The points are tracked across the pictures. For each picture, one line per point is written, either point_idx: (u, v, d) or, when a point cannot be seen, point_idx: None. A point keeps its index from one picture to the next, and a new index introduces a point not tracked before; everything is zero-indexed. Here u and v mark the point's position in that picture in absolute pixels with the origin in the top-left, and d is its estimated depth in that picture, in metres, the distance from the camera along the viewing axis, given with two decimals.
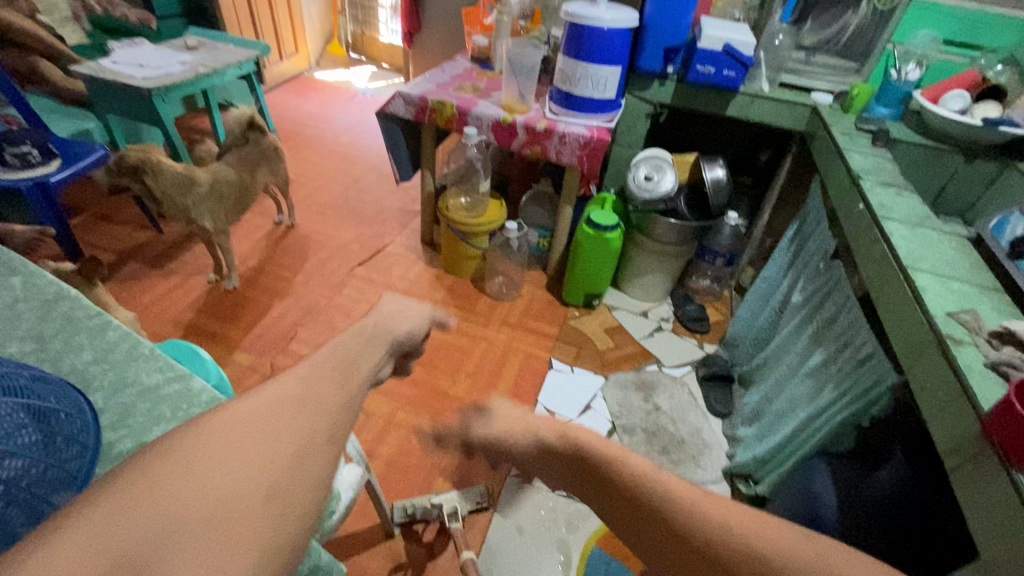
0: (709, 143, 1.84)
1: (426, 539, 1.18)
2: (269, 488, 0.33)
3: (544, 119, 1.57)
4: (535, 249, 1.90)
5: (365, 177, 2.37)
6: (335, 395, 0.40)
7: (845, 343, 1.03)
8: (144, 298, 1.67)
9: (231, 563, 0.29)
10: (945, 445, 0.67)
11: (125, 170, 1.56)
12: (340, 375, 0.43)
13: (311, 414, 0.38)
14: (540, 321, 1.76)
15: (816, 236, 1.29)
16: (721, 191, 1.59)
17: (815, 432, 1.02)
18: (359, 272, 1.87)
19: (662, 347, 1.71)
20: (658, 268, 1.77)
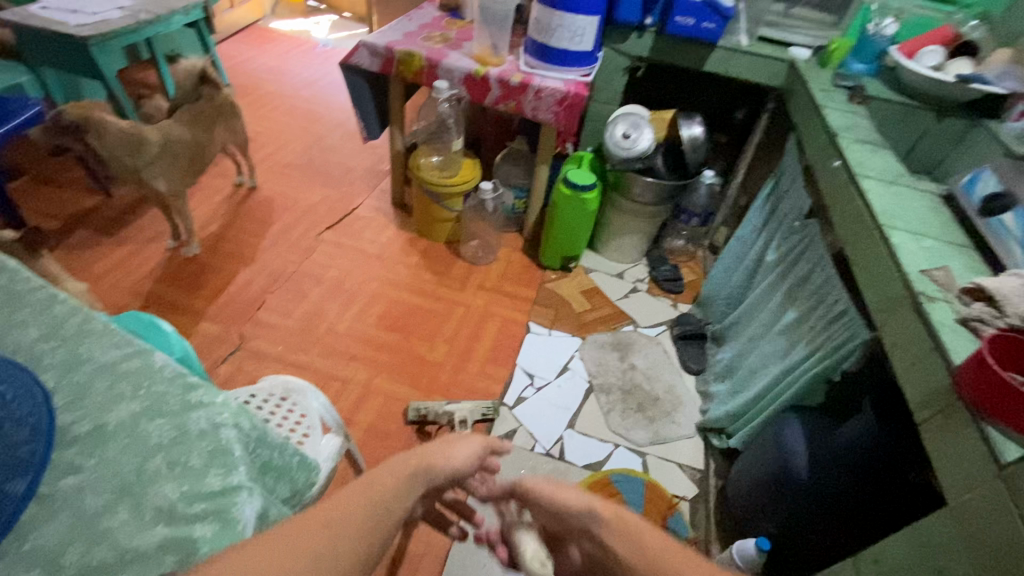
0: (685, 100, 1.80)
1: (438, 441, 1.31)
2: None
3: (519, 72, 1.50)
4: (511, 211, 1.86)
5: (330, 135, 2.26)
6: (353, 540, 0.46)
7: (818, 301, 1.04)
8: (97, 268, 1.57)
9: None
10: (915, 399, 0.70)
11: (65, 130, 1.45)
12: (374, 513, 0.49)
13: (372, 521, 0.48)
14: (516, 284, 1.74)
15: (791, 195, 1.29)
16: (698, 149, 1.57)
17: (788, 388, 1.05)
18: (328, 237, 1.79)
19: (638, 308, 1.73)
20: (634, 229, 1.76)
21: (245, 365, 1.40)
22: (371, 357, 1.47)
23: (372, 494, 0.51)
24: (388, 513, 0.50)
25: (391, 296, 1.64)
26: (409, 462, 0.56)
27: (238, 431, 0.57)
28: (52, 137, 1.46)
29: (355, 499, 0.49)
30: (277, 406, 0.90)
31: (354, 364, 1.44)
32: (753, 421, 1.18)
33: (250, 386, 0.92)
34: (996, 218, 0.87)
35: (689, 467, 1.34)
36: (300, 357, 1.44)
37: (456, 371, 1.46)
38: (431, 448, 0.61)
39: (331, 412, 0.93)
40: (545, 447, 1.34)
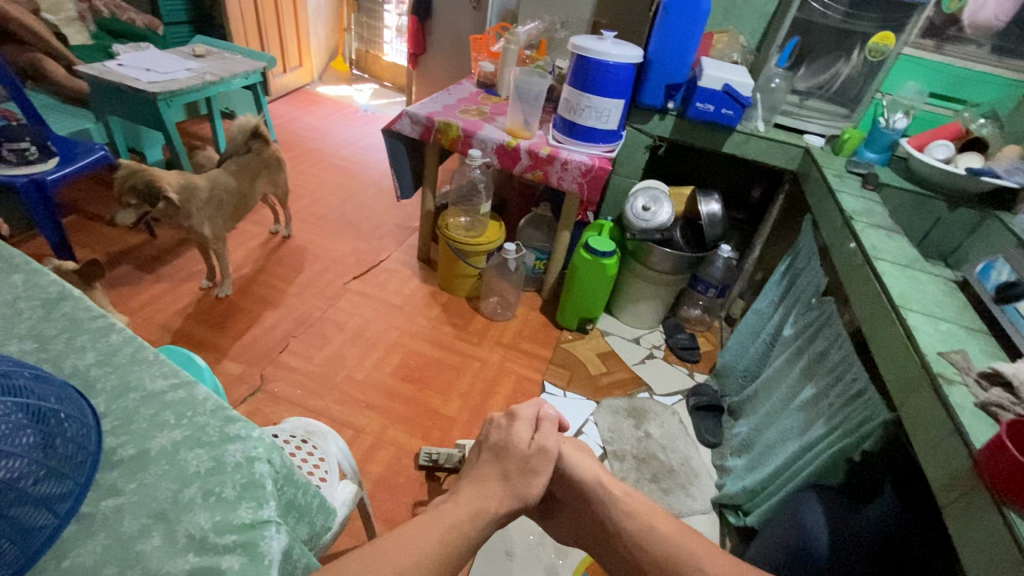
0: (704, 177, 1.89)
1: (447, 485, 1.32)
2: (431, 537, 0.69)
3: (548, 145, 1.62)
4: (531, 271, 1.91)
5: (364, 191, 2.39)
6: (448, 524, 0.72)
7: (836, 378, 1.05)
8: (133, 303, 1.64)
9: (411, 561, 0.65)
10: (937, 481, 0.69)
11: (148, 196, 1.49)
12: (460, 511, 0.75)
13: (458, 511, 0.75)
14: (533, 343, 1.77)
15: (808, 272, 1.33)
16: (716, 224, 1.64)
17: (806, 464, 1.04)
18: (354, 286, 1.86)
19: (653, 375, 1.73)
20: (651, 296, 1.80)
21: (263, 407, 1.42)
22: (385, 407, 1.48)
23: (447, 528, 0.71)
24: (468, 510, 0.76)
25: (410, 347, 1.67)
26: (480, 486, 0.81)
27: (270, 466, 0.59)
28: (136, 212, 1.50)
29: (433, 522, 0.71)
30: (298, 448, 0.91)
31: (369, 413, 1.45)
32: (770, 500, 1.16)
33: (271, 428, 0.93)
34: (1011, 305, 0.89)
35: None
36: (316, 402, 1.46)
37: (469, 426, 1.46)
38: (494, 484, 0.83)
39: (348, 457, 0.94)
40: None
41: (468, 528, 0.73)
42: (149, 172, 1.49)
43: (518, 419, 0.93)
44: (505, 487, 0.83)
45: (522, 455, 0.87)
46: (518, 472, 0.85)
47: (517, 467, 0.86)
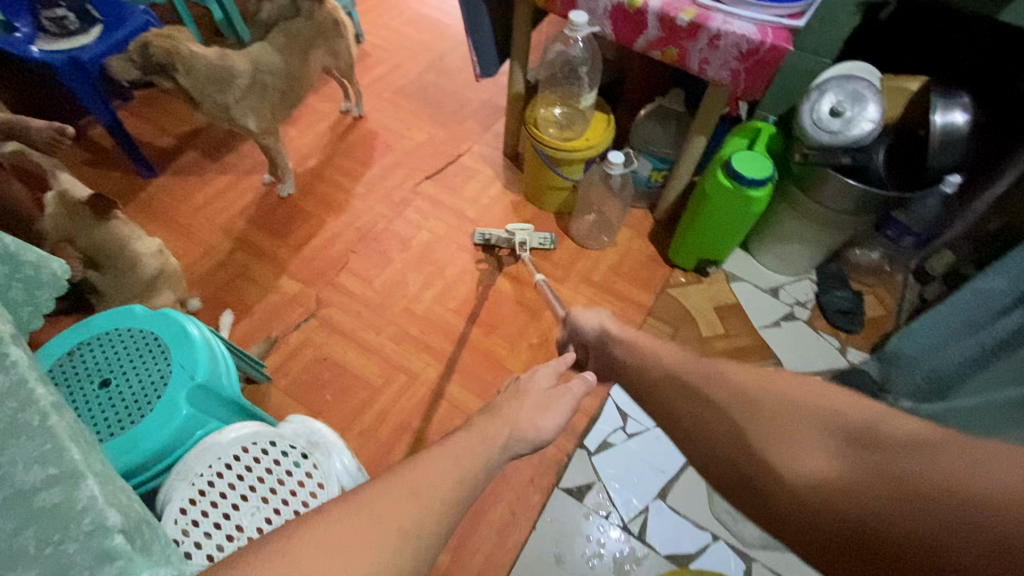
0: (955, 54, 1.16)
1: None
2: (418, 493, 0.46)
3: (693, 6, 1.05)
4: (645, 185, 1.45)
5: (449, 55, 1.94)
6: (443, 494, 0.48)
7: None
8: (197, 198, 1.53)
9: (402, 517, 0.44)
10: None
11: (152, 65, 1.22)
12: (462, 473, 0.52)
13: (463, 447, 0.55)
14: (630, 283, 1.41)
15: None
16: (952, 147, 1.03)
17: None
18: (425, 189, 1.57)
19: (785, 345, 1.32)
20: (809, 237, 1.29)
21: (315, 337, 1.29)
22: (444, 350, 1.28)
23: (463, 460, 0.53)
24: (473, 475, 0.53)
25: (482, 277, 1.40)
26: (498, 432, 0.61)
27: None
28: (137, 70, 1.24)
29: (439, 449, 0.53)
30: (296, 465, 0.76)
31: (425, 356, 1.28)
32: None
33: (269, 434, 0.77)
34: None
35: None
36: (371, 336, 1.30)
37: None
38: (518, 410, 0.66)
39: (356, 478, 0.77)
40: (622, 518, 1.08)
41: (472, 477, 0.52)
42: (168, 45, 1.20)
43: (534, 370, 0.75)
44: (504, 429, 0.62)
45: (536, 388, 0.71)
46: (532, 409, 0.67)
47: (537, 399, 0.69)
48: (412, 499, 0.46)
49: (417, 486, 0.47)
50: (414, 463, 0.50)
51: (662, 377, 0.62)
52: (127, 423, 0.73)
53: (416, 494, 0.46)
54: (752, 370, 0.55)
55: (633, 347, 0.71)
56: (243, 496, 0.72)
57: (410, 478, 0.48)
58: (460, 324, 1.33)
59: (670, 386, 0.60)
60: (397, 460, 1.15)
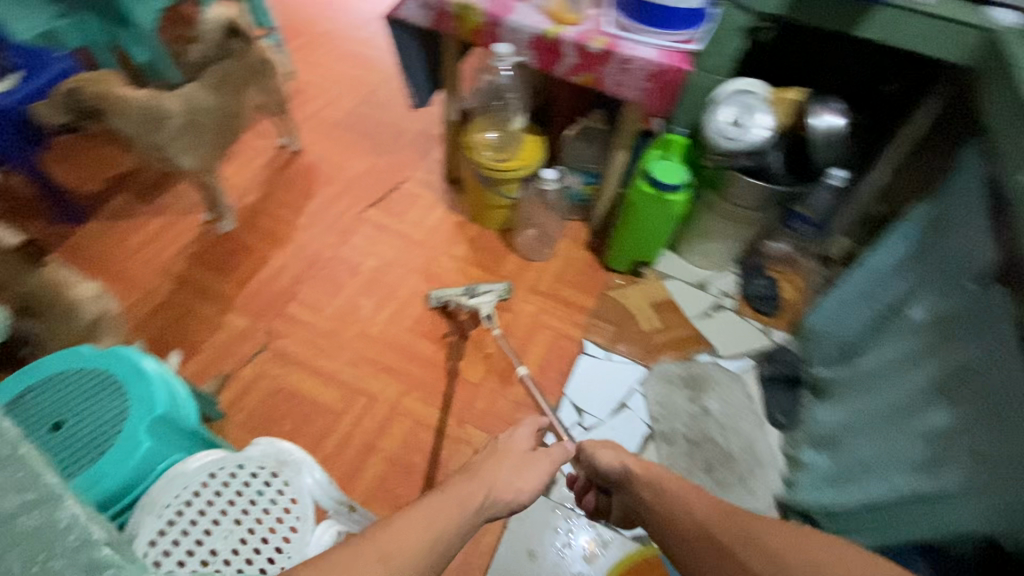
0: (824, 67, 1.36)
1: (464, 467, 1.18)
2: (382, 555, 0.53)
3: (602, 35, 1.18)
4: (577, 198, 1.57)
5: (381, 88, 2.01)
6: (416, 544, 0.57)
7: (992, 419, 0.75)
8: (131, 242, 1.49)
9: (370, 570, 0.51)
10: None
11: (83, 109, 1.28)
12: (432, 528, 0.60)
13: (437, 505, 0.63)
14: (574, 289, 1.50)
15: (965, 233, 0.93)
16: (832, 146, 1.21)
17: (924, 523, 0.81)
18: (369, 217, 1.61)
19: (716, 332, 1.45)
20: (726, 232, 1.44)
21: (270, 369, 1.29)
22: (402, 369, 1.31)
23: (433, 517, 0.61)
24: (444, 535, 0.60)
25: (433, 295, 1.45)
26: (475, 490, 0.69)
27: None
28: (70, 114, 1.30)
29: (419, 507, 0.62)
30: (267, 483, 0.76)
31: (383, 377, 1.30)
32: (862, 532, 0.94)
33: (233, 461, 0.77)
34: None
35: None
36: (326, 363, 1.31)
37: (495, 396, 1.29)
38: (495, 471, 0.75)
39: (329, 489, 0.78)
40: None
41: (444, 531, 0.60)
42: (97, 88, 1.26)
43: (515, 432, 0.86)
44: (479, 484, 0.71)
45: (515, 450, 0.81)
46: (512, 469, 0.77)
47: (515, 462, 0.79)
48: (382, 563, 0.53)
49: (388, 552, 0.54)
50: (390, 524, 0.57)
51: (696, 531, 0.66)
52: (83, 463, 0.72)
53: (385, 559, 0.53)
54: (789, 531, 0.60)
55: (658, 488, 0.76)
56: (214, 522, 0.72)
57: (380, 541, 0.55)
58: (416, 342, 1.37)
59: (701, 544, 0.65)
60: (364, 481, 1.16)
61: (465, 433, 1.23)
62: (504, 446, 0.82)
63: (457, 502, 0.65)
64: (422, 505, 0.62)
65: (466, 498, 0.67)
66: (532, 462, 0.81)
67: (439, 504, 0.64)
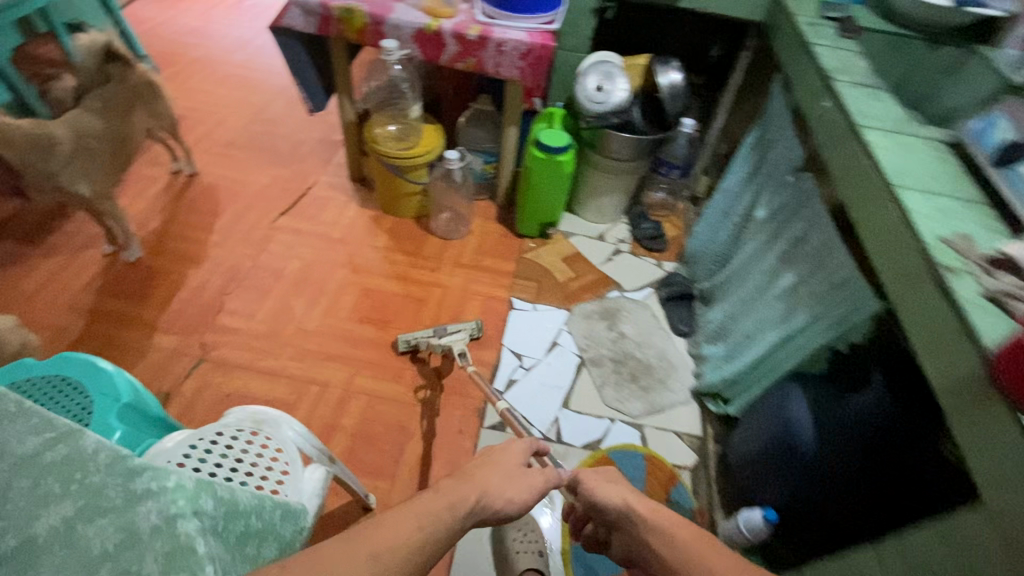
0: (662, 38, 1.64)
1: (423, 424, 1.27)
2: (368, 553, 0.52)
3: (476, 24, 1.35)
4: (480, 177, 1.72)
5: (271, 105, 2.04)
6: (398, 555, 0.54)
7: (818, 264, 0.99)
8: (26, 286, 1.40)
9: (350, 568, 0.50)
10: (992, 471, 0.56)
11: None
12: (415, 528, 0.57)
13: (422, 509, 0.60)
14: (493, 258, 1.64)
15: (782, 144, 1.20)
16: (679, 97, 1.46)
17: (788, 356, 1.02)
18: (284, 224, 1.64)
19: (621, 271, 1.67)
20: (612, 186, 1.67)
21: (211, 379, 1.29)
22: (347, 353, 1.37)
23: (424, 513, 0.60)
24: (429, 537, 0.58)
25: (363, 284, 1.52)
26: (466, 495, 0.66)
27: (199, 522, 0.49)
28: None
29: (406, 508, 0.59)
30: (249, 442, 0.81)
31: (330, 364, 1.35)
32: (753, 388, 1.16)
33: (212, 430, 0.81)
34: (1010, 168, 0.78)
35: (686, 434, 1.31)
36: (269, 363, 1.34)
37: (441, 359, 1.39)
38: (490, 476, 0.71)
39: (309, 439, 0.85)
40: (541, 430, 1.29)
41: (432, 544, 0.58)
42: None
43: (508, 445, 0.79)
44: (469, 486, 0.68)
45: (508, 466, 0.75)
46: (503, 480, 0.72)
47: (508, 470, 0.74)
48: (369, 561, 0.52)
49: (375, 552, 0.53)
50: (370, 531, 0.54)
51: None
52: None
53: (374, 558, 0.52)
54: None
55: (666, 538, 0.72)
56: None
57: (366, 543, 0.53)
58: (356, 328, 1.43)
59: None
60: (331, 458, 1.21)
61: (418, 396, 1.32)
62: (497, 455, 0.77)
63: (448, 503, 0.63)
64: (407, 513, 0.59)
65: (456, 503, 0.63)
66: (529, 482, 0.76)
67: (422, 505, 0.61)
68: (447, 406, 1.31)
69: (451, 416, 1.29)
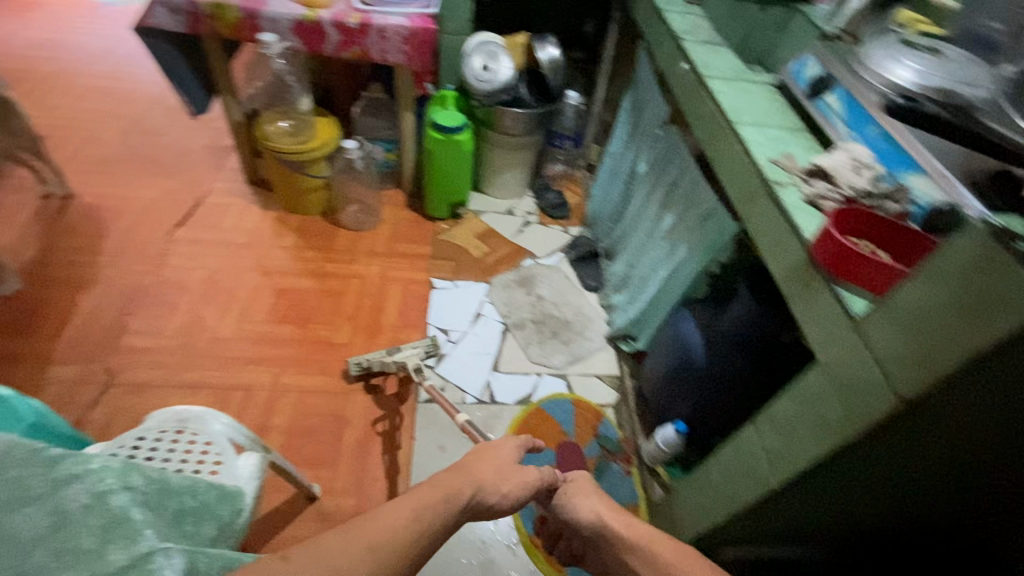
0: (538, 18, 1.74)
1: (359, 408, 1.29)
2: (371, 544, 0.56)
3: (355, 12, 1.37)
4: (384, 165, 1.74)
5: (149, 115, 1.92)
6: (395, 544, 0.58)
7: (689, 202, 1.13)
8: None
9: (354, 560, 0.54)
10: (821, 333, 0.69)
11: None
12: (416, 519, 0.61)
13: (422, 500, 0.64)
14: (407, 243, 1.67)
15: (651, 103, 1.34)
16: (559, 70, 1.57)
17: (675, 286, 1.16)
18: (181, 236, 1.57)
19: (532, 240, 1.76)
20: (513, 161, 1.75)
21: (124, 402, 1.23)
22: (270, 354, 1.36)
23: (419, 500, 0.64)
24: (425, 525, 0.62)
25: (277, 285, 1.50)
26: (462, 487, 0.70)
27: (128, 495, 0.55)
28: None
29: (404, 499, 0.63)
30: (176, 441, 0.81)
31: (254, 367, 1.33)
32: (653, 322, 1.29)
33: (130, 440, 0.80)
34: (820, 100, 0.94)
35: (607, 376, 1.43)
36: (187, 375, 1.30)
37: (368, 345, 1.41)
38: (484, 472, 0.76)
39: (240, 429, 0.85)
40: (475, 396, 1.36)
41: (428, 530, 0.62)
42: None
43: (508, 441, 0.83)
44: (467, 480, 0.72)
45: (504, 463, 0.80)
46: (496, 475, 0.77)
47: (502, 467, 0.79)
48: (370, 553, 0.56)
49: (373, 540, 0.57)
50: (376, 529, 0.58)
51: None
52: None
53: (372, 548, 0.56)
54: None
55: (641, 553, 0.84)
56: None
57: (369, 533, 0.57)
58: (276, 328, 1.41)
59: None
60: None
61: (351, 384, 1.33)
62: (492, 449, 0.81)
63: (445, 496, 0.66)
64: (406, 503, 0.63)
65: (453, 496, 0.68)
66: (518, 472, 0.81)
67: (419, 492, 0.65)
68: (380, 388, 1.33)
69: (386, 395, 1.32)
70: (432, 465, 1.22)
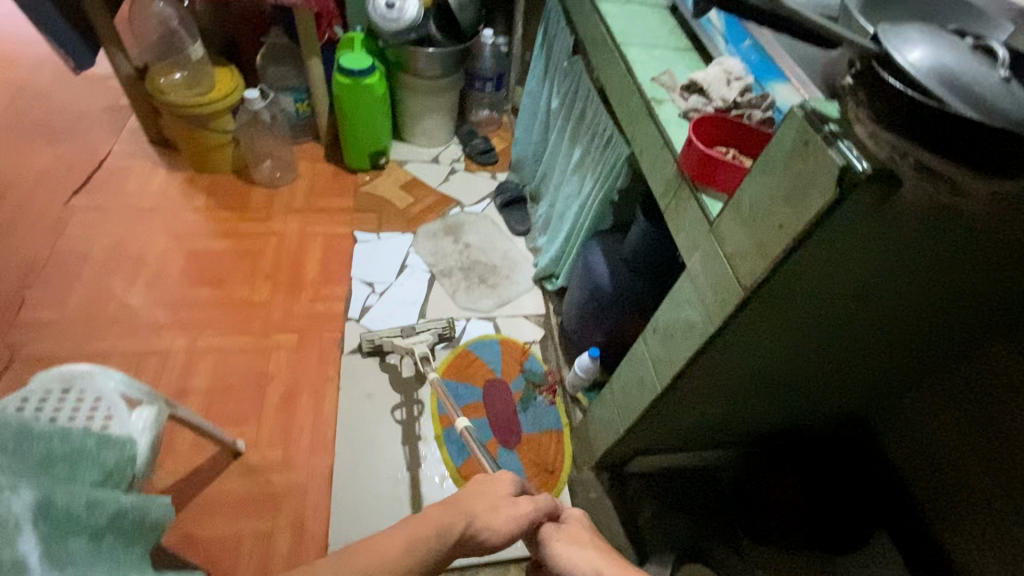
0: None
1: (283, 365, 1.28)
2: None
3: None
4: (296, 118, 1.68)
5: (33, 77, 1.76)
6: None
7: (592, 132, 1.14)
8: None
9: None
10: (687, 243, 0.72)
11: None
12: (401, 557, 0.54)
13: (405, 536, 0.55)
14: (328, 197, 1.62)
15: (559, 35, 1.32)
16: (466, 9, 1.53)
17: (584, 219, 1.18)
18: (79, 203, 1.48)
19: (458, 188, 1.74)
20: (433, 107, 1.70)
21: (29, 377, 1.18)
22: (186, 318, 1.32)
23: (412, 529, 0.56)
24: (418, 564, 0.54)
25: (189, 248, 1.44)
26: (453, 516, 0.60)
27: None
28: None
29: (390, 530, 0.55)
30: (63, 401, 0.78)
31: (169, 332, 1.29)
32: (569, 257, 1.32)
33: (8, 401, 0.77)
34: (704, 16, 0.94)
35: (533, 315, 1.46)
36: (96, 345, 1.25)
37: (290, 302, 1.39)
38: (473, 500, 0.63)
39: (135, 383, 0.82)
40: None
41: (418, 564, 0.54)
42: None
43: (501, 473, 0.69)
44: (452, 508, 0.61)
45: (493, 497, 0.65)
46: (487, 509, 0.63)
47: (496, 499, 0.65)
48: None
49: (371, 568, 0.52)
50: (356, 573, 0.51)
51: None
52: None
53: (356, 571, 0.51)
54: None
55: None
56: None
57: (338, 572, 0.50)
58: (191, 292, 1.37)
59: None
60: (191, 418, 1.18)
61: (273, 342, 1.31)
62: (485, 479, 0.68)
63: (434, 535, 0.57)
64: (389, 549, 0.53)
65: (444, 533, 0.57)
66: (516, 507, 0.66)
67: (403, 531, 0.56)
68: (305, 344, 1.32)
69: (311, 350, 1.31)
70: (359, 412, 1.23)
